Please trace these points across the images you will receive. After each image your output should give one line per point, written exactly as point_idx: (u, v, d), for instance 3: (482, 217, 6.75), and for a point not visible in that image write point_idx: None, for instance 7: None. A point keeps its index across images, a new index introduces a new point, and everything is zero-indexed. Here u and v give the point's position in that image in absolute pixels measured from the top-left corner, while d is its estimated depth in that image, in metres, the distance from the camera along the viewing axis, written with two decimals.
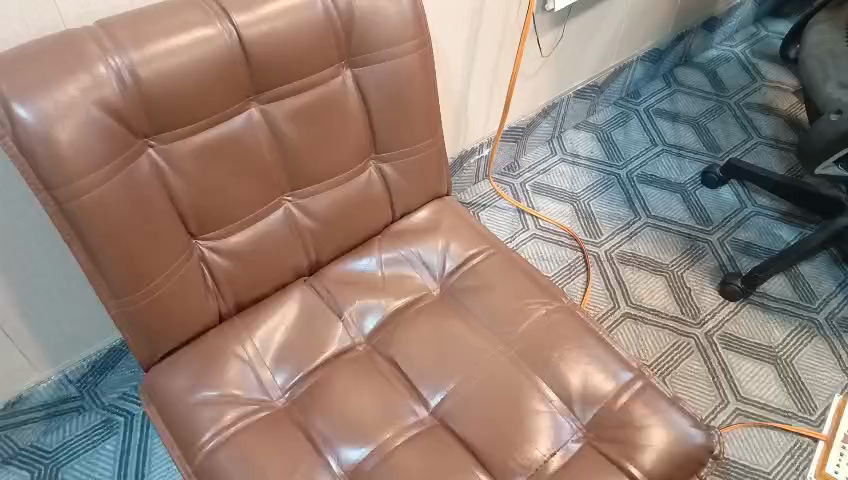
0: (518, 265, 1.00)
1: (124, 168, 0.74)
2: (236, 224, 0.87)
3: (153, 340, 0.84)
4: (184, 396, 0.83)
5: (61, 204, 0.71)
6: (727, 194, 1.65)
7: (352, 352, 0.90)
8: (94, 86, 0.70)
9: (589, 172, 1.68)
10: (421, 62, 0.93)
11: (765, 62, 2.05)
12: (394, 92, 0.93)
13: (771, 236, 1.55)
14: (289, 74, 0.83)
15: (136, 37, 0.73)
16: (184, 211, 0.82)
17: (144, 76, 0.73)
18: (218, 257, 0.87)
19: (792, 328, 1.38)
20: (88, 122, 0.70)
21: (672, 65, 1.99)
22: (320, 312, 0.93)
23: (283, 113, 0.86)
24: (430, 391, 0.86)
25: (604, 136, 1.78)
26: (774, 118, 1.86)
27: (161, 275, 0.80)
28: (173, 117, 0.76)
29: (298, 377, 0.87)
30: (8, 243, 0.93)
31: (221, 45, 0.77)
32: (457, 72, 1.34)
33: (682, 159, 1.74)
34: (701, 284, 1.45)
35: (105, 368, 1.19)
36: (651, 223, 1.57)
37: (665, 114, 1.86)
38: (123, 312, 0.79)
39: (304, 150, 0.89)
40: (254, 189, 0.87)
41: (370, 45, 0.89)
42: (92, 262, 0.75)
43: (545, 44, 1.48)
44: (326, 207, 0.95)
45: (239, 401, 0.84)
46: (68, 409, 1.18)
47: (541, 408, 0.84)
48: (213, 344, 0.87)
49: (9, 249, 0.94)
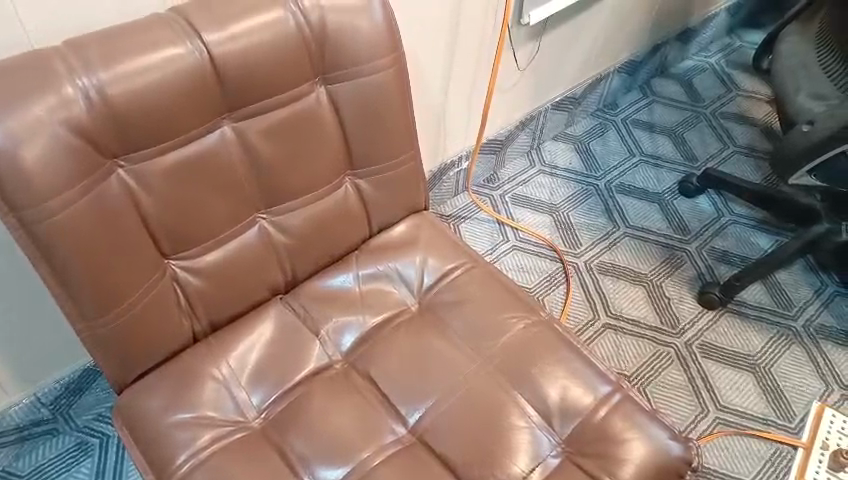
0: (497, 279, 0.99)
1: (93, 188, 0.73)
2: (211, 242, 0.86)
3: (127, 362, 0.82)
4: (157, 419, 0.82)
5: (29, 226, 0.69)
6: (705, 203, 1.66)
7: (330, 370, 0.89)
8: (61, 106, 0.69)
9: (568, 183, 1.69)
10: (396, 77, 0.93)
11: (740, 72, 2.07)
12: (370, 108, 0.92)
13: (748, 245, 1.57)
14: (261, 92, 0.83)
15: (105, 56, 0.72)
16: (155, 232, 0.80)
17: (112, 95, 0.72)
18: (193, 275, 0.86)
19: (770, 335, 1.39)
20: (56, 143, 0.69)
21: (649, 75, 2.01)
22: (297, 330, 0.92)
23: (256, 130, 0.85)
24: (409, 408, 0.85)
25: (582, 147, 1.79)
26: (749, 128, 1.89)
27: (133, 296, 0.79)
28: (142, 136, 0.75)
29: (275, 396, 0.86)
30: None
31: (191, 63, 0.76)
32: (434, 86, 1.34)
33: (660, 169, 1.75)
34: (680, 293, 1.46)
35: (79, 389, 1.16)
36: (630, 233, 1.58)
37: (642, 124, 1.88)
38: (95, 334, 0.78)
39: (277, 168, 0.88)
40: (229, 207, 0.86)
41: (344, 62, 0.88)
42: (61, 285, 0.73)
43: (523, 57, 1.50)
44: (302, 223, 0.94)
45: (215, 422, 0.82)
46: (42, 432, 1.16)
47: (520, 424, 0.84)
48: (187, 365, 0.86)
49: None
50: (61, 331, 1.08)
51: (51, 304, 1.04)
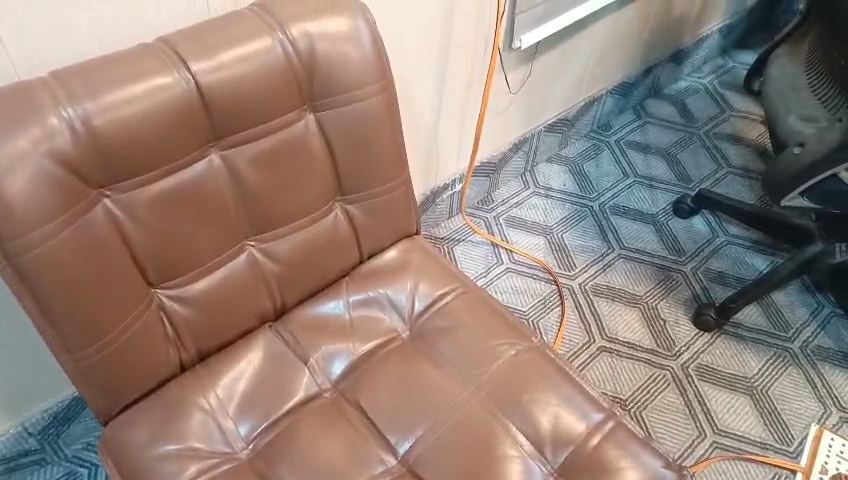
0: (488, 304, 0.98)
1: (78, 218, 0.72)
2: (198, 271, 0.86)
3: (112, 393, 0.81)
4: (143, 451, 0.81)
5: (12, 258, 0.69)
6: (699, 224, 1.66)
7: (319, 399, 0.88)
8: (46, 137, 0.69)
9: (562, 205, 1.69)
10: (385, 103, 0.93)
11: (733, 93, 2.08)
12: (358, 135, 0.92)
13: (743, 265, 1.57)
14: (248, 120, 0.83)
15: (90, 87, 0.72)
16: (142, 261, 0.80)
17: (97, 126, 0.72)
18: (180, 304, 0.85)
19: (767, 357, 1.37)
20: (40, 174, 0.69)
21: (642, 96, 2.02)
22: (286, 358, 0.91)
23: (244, 158, 0.85)
24: (398, 438, 0.84)
25: (576, 169, 1.79)
26: (743, 148, 1.89)
27: (118, 326, 0.78)
28: (128, 166, 0.75)
29: (263, 426, 0.85)
30: None
31: (178, 93, 0.76)
32: (425, 110, 1.34)
33: (654, 190, 1.75)
34: (675, 315, 1.45)
35: (68, 417, 1.15)
36: (624, 254, 1.58)
37: (636, 145, 1.88)
38: (79, 365, 0.77)
39: (266, 195, 0.88)
40: (216, 235, 0.86)
41: (332, 90, 0.88)
42: (44, 317, 0.73)
43: (514, 81, 1.50)
44: (291, 250, 0.93)
45: (202, 454, 0.81)
46: (30, 462, 1.15)
47: (512, 453, 0.82)
48: (174, 395, 0.85)
49: None
50: (45, 363, 1.07)
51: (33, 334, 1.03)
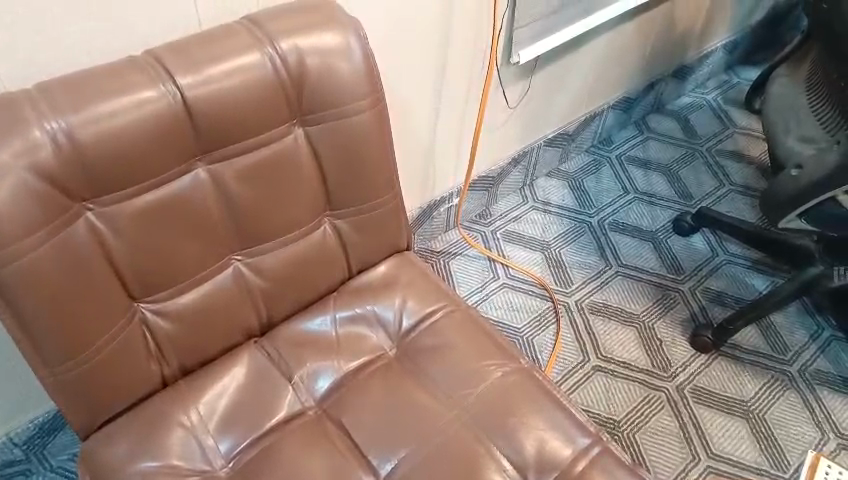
0: (477, 323, 0.97)
1: (59, 231, 0.71)
2: (182, 285, 0.85)
3: (91, 408, 0.80)
4: (121, 468, 0.79)
5: None
6: (699, 242, 1.64)
7: (302, 417, 0.87)
8: (28, 151, 0.69)
9: (560, 220, 1.67)
10: (376, 118, 0.92)
11: (737, 109, 2.07)
12: (348, 150, 0.92)
13: (742, 285, 1.55)
14: (236, 135, 0.82)
15: (75, 100, 0.72)
16: (125, 275, 0.79)
17: (81, 139, 0.71)
18: (163, 318, 0.85)
19: (764, 380, 1.35)
20: (20, 188, 0.68)
21: (644, 111, 2.01)
22: (270, 375, 0.90)
23: (231, 173, 0.84)
24: (380, 459, 0.83)
25: (576, 184, 1.78)
26: (745, 166, 1.88)
27: (100, 341, 0.77)
28: (111, 180, 0.74)
29: (244, 444, 0.84)
30: None
31: (164, 106, 0.76)
32: (422, 123, 1.34)
33: (654, 206, 1.74)
34: (672, 335, 1.43)
35: (54, 428, 1.15)
36: (622, 271, 1.56)
37: (637, 161, 1.87)
38: (57, 380, 0.76)
39: (253, 210, 0.87)
40: (201, 249, 0.85)
41: (323, 104, 0.87)
42: (22, 331, 0.72)
43: (513, 95, 1.49)
44: (278, 265, 0.93)
45: (181, 472, 0.80)
46: (14, 473, 1.14)
47: (496, 478, 0.81)
48: (155, 411, 0.84)
49: None
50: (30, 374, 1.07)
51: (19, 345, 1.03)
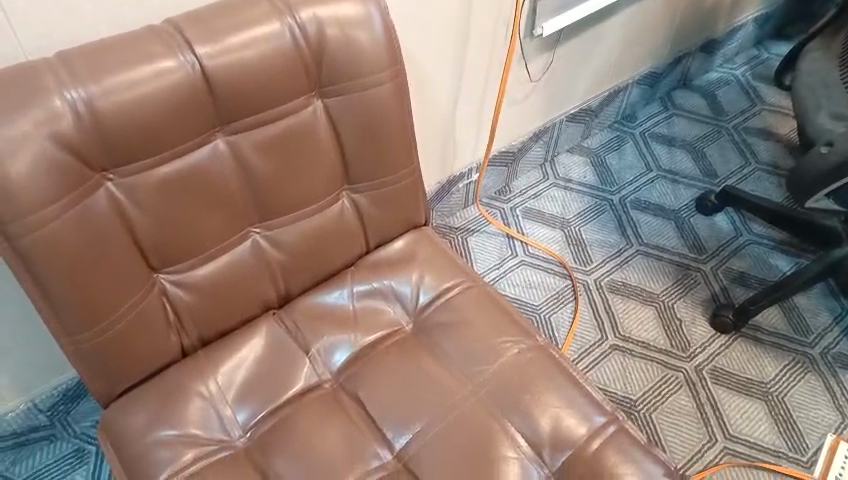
0: (494, 300, 0.97)
1: (79, 202, 0.72)
2: (201, 256, 0.85)
3: (111, 377, 0.81)
4: (141, 435, 0.81)
5: (12, 240, 0.68)
6: (723, 221, 1.61)
7: (318, 389, 0.88)
8: (48, 120, 0.69)
9: (581, 198, 1.65)
10: (396, 91, 0.91)
11: (766, 86, 2.02)
12: (367, 122, 0.91)
13: (766, 266, 1.52)
14: (254, 106, 0.81)
15: (95, 70, 0.71)
16: (145, 246, 0.80)
17: (100, 109, 0.71)
18: (182, 289, 0.85)
19: (785, 363, 1.34)
20: (41, 157, 0.68)
21: (670, 87, 1.96)
22: (287, 347, 0.91)
23: (249, 144, 0.84)
24: (395, 433, 0.83)
25: (598, 161, 1.75)
26: (773, 144, 1.83)
27: (120, 310, 0.78)
28: (131, 150, 0.74)
29: (261, 415, 0.85)
30: None
31: (182, 76, 0.75)
32: (443, 97, 1.32)
33: (678, 184, 1.71)
34: (692, 316, 1.41)
35: (77, 395, 1.18)
36: (643, 250, 1.54)
37: (661, 138, 1.83)
38: (79, 348, 0.77)
39: (271, 182, 0.87)
40: (221, 220, 0.85)
41: (342, 76, 0.86)
42: (44, 299, 0.73)
43: (535, 69, 1.47)
44: (295, 239, 0.93)
45: (199, 441, 0.81)
46: (39, 438, 1.18)
47: (510, 455, 0.81)
48: (174, 381, 0.85)
49: None
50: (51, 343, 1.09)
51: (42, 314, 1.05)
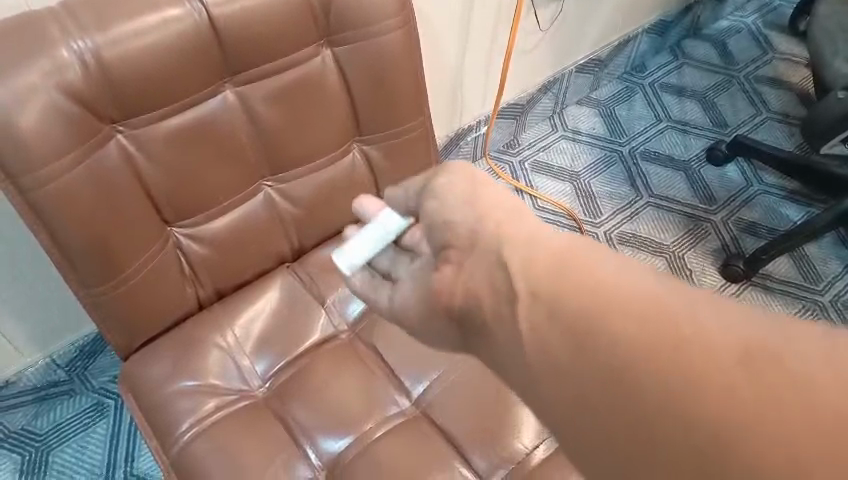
0: None
1: (91, 154, 0.71)
2: (213, 210, 0.85)
3: (129, 329, 0.82)
4: (162, 386, 0.82)
5: (26, 193, 0.68)
6: (733, 172, 1.60)
7: (335, 340, 0.89)
8: (55, 70, 0.67)
9: (590, 150, 1.64)
10: (406, 39, 0.89)
11: (777, 34, 1.98)
12: (378, 71, 0.89)
13: (776, 215, 1.52)
14: (263, 55, 0.80)
15: (99, 18, 0.69)
16: (158, 199, 0.80)
17: (108, 59, 0.69)
18: (196, 243, 0.86)
19: (795, 311, 1.34)
20: (50, 108, 0.66)
21: (680, 36, 1.93)
22: (302, 299, 0.92)
23: (259, 95, 0.82)
24: (412, 381, 0.84)
25: (607, 112, 1.73)
26: (784, 93, 1.80)
27: (135, 263, 0.78)
28: (140, 101, 0.73)
29: (279, 365, 0.86)
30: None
31: (189, 25, 0.73)
32: (451, 47, 1.29)
33: (688, 135, 1.69)
34: (702, 266, 1.41)
35: (94, 351, 1.24)
36: (653, 202, 1.53)
37: (671, 88, 1.80)
38: (95, 301, 0.77)
39: (282, 135, 0.86)
40: (232, 173, 0.85)
41: (350, 24, 0.84)
42: (59, 251, 0.72)
43: (544, 18, 1.44)
44: (307, 192, 0.93)
45: (219, 391, 0.83)
46: (59, 393, 1.20)
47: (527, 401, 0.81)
48: (192, 333, 0.86)
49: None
50: (67, 302, 1.13)
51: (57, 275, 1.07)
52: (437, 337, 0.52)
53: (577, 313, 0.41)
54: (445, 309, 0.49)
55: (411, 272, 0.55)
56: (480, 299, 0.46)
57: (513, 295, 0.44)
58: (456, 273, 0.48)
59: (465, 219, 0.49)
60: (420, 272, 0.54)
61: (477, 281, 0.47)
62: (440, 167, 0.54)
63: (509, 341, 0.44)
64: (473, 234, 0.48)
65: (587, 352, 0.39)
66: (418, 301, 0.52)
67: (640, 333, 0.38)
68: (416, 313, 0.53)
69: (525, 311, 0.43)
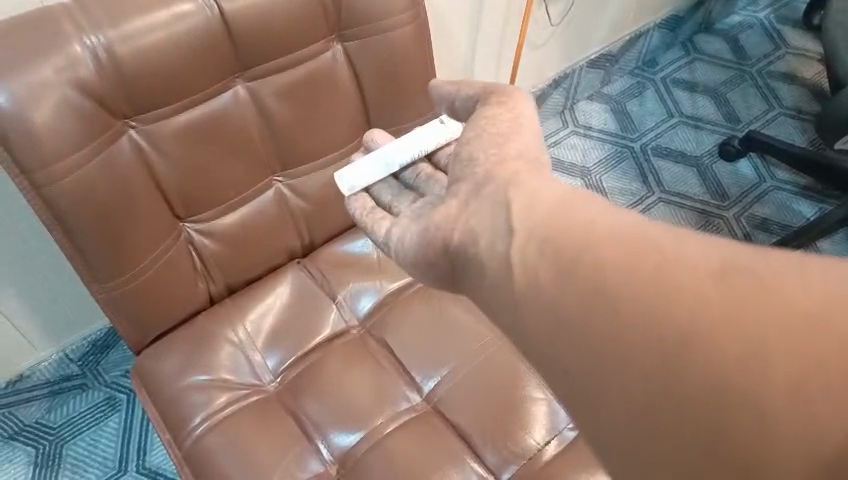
0: None
1: (105, 149, 0.71)
2: (225, 206, 0.86)
3: (141, 324, 0.83)
4: (174, 380, 0.82)
5: (40, 189, 0.68)
6: (745, 168, 1.59)
7: (345, 335, 0.89)
8: (69, 66, 0.67)
9: (601, 146, 1.63)
10: (416, 34, 0.89)
11: (790, 29, 1.96)
12: (389, 67, 0.89)
13: (789, 212, 1.50)
14: (274, 51, 0.80)
15: (112, 14, 0.69)
16: (169, 195, 0.80)
17: (121, 55, 0.69)
18: (207, 238, 0.86)
19: None
20: (65, 104, 0.67)
21: (691, 31, 1.91)
22: (313, 294, 0.92)
23: (270, 91, 0.82)
24: (423, 377, 0.84)
25: (618, 107, 1.72)
26: (797, 88, 1.79)
27: (148, 257, 0.79)
28: (152, 97, 0.73)
29: (290, 360, 0.86)
30: (11, 227, 0.96)
31: (200, 21, 0.73)
32: (461, 42, 1.29)
33: (699, 130, 1.68)
34: None
35: (106, 346, 1.25)
36: (664, 198, 1.52)
37: (683, 83, 1.79)
38: (109, 295, 0.78)
39: (293, 130, 0.87)
40: (242, 169, 0.85)
41: (361, 19, 0.84)
42: (73, 246, 0.73)
43: (554, 13, 1.43)
44: (318, 187, 0.93)
45: (230, 385, 0.83)
46: (72, 387, 1.21)
47: (537, 396, 0.81)
48: (204, 328, 0.87)
49: (11, 231, 0.97)
50: (78, 297, 1.14)
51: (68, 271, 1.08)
52: (427, 268, 0.61)
53: (566, 245, 0.46)
54: (446, 243, 0.57)
55: (414, 214, 0.65)
56: (479, 238, 0.53)
57: (512, 232, 0.49)
58: (462, 210, 0.57)
59: (488, 162, 0.57)
60: (425, 212, 0.63)
61: (480, 221, 0.54)
62: (483, 111, 0.61)
63: (502, 273, 0.49)
64: (491, 175, 0.56)
65: (577, 277, 0.44)
66: (420, 235, 0.61)
67: (626, 259, 0.43)
68: (416, 245, 0.61)
69: (520, 243, 0.48)
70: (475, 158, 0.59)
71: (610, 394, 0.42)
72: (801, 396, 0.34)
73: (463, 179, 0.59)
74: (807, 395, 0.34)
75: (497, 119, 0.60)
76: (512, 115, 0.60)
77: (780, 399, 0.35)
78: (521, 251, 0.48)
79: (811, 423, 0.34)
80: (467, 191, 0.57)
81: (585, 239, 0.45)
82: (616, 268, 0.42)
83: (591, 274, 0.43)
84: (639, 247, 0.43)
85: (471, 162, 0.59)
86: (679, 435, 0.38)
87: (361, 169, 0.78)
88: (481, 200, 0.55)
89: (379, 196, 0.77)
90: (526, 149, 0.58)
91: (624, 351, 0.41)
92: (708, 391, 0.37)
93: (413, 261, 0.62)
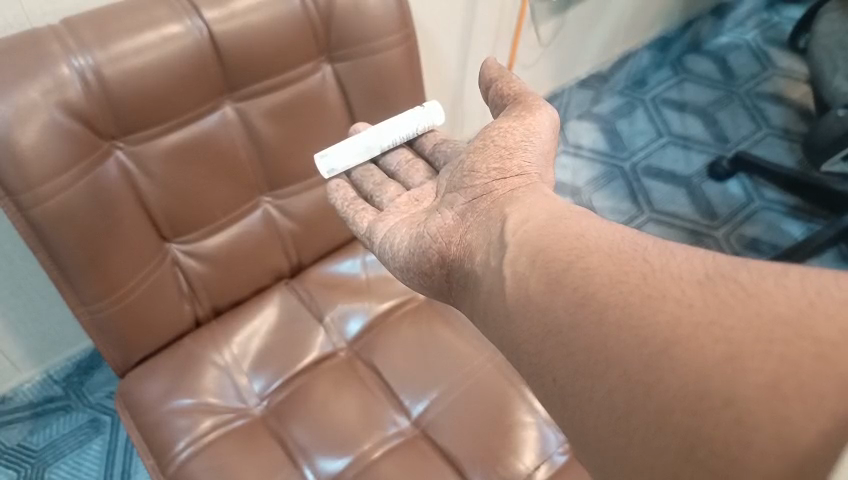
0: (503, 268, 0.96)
1: (91, 171, 0.70)
2: (211, 227, 0.85)
3: (127, 346, 0.81)
4: (158, 405, 0.81)
5: (24, 211, 0.66)
6: (735, 188, 1.60)
7: (334, 358, 0.88)
8: (56, 87, 0.65)
9: (590, 165, 1.64)
10: (406, 54, 0.89)
11: (776, 49, 2.00)
12: (378, 86, 0.89)
13: (779, 231, 1.51)
14: (264, 73, 0.79)
15: (100, 35, 0.68)
16: (157, 217, 0.79)
17: (110, 76, 0.68)
18: (193, 259, 0.85)
19: None
20: (51, 126, 0.65)
21: (681, 52, 1.94)
22: (301, 315, 0.92)
23: (259, 112, 0.82)
24: (411, 401, 0.83)
25: (607, 126, 1.73)
26: (784, 108, 1.80)
27: (133, 280, 0.78)
28: (140, 118, 0.72)
29: (277, 384, 0.85)
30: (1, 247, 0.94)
31: (190, 42, 0.72)
32: (450, 66, 1.30)
33: (689, 150, 1.69)
34: None
35: (90, 367, 1.23)
36: (654, 217, 1.53)
37: (672, 103, 1.81)
38: (95, 318, 0.77)
39: (280, 151, 0.86)
40: (231, 191, 0.84)
41: (351, 40, 0.84)
42: (56, 267, 0.71)
43: (544, 33, 1.44)
44: (306, 207, 0.93)
45: (216, 409, 0.81)
46: (55, 409, 1.19)
47: (528, 420, 0.80)
48: (190, 350, 0.86)
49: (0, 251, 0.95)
50: (64, 316, 1.12)
51: (54, 291, 1.07)
52: (416, 272, 0.65)
53: (555, 259, 0.50)
54: (439, 254, 0.62)
55: (408, 219, 0.70)
56: (474, 251, 0.58)
57: (503, 245, 0.54)
58: (457, 222, 0.62)
59: (488, 176, 0.62)
60: (418, 219, 0.68)
61: (475, 235, 0.59)
62: (502, 122, 0.65)
63: (493, 282, 0.54)
64: (488, 190, 0.62)
65: (565, 287, 0.48)
66: (414, 239, 0.65)
67: (606, 267, 0.47)
68: (407, 251, 0.65)
69: (512, 255, 0.53)
70: (476, 170, 0.63)
71: (585, 402, 0.44)
72: (777, 395, 0.34)
73: (461, 190, 0.64)
74: (782, 393, 0.34)
75: (508, 132, 0.64)
76: (524, 130, 0.64)
77: (755, 396, 0.35)
78: (514, 263, 0.52)
79: (783, 420, 0.33)
80: (463, 204, 0.63)
81: (573, 254, 0.49)
82: (603, 277, 0.46)
83: (579, 283, 0.47)
84: (625, 258, 0.47)
85: (471, 174, 0.64)
86: (652, 434, 0.39)
87: (345, 151, 0.81)
88: (475, 214, 0.61)
89: (358, 181, 0.82)
90: (526, 166, 0.63)
91: (609, 357, 0.43)
92: (691, 394, 0.38)
93: (404, 266, 0.66)
